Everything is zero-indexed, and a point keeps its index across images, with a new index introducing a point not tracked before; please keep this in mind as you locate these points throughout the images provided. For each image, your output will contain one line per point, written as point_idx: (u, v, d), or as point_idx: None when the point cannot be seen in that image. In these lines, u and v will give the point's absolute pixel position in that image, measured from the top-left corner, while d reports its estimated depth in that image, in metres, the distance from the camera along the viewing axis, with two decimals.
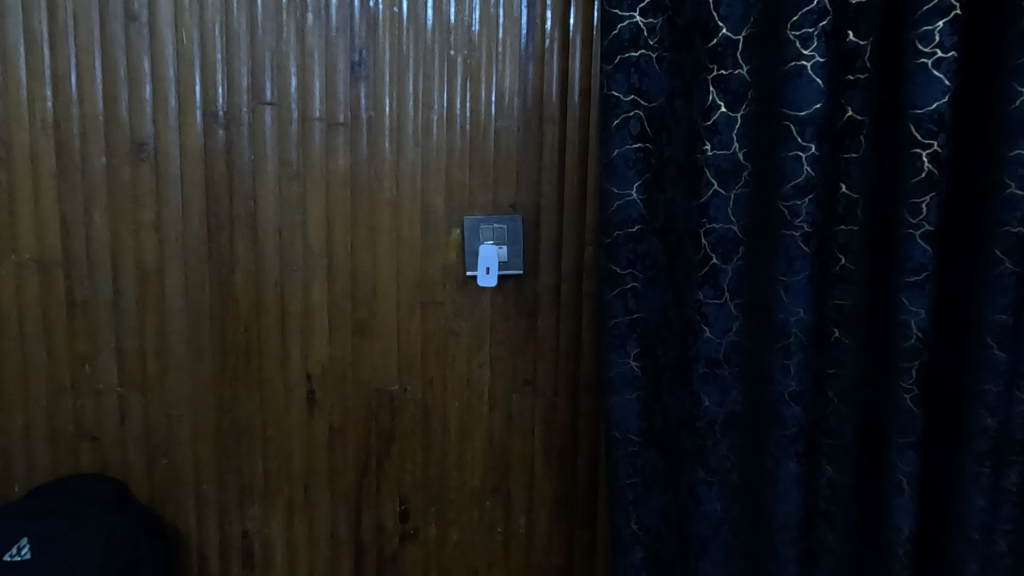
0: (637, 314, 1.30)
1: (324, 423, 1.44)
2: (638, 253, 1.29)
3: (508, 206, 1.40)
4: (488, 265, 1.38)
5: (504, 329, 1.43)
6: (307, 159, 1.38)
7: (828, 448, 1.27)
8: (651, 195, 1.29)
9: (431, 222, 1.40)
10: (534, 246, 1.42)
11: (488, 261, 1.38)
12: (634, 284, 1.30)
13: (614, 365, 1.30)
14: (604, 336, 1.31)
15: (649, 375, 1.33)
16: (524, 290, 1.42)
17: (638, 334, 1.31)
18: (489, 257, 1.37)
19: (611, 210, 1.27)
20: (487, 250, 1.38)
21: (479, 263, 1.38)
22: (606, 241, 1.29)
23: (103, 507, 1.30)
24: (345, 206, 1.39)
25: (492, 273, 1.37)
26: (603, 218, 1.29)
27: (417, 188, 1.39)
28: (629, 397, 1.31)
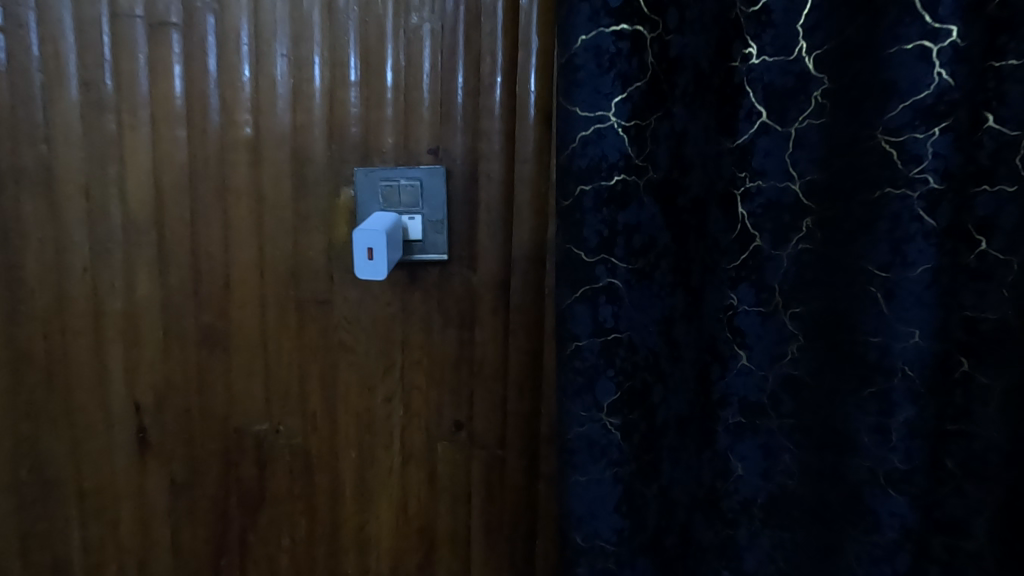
0: (619, 332, 0.68)
1: (162, 474, 0.98)
2: (622, 219, 0.67)
3: (426, 153, 0.89)
4: (370, 244, 0.76)
5: (421, 345, 0.93)
6: (124, 81, 0.91)
7: (948, 556, 0.71)
8: (649, 122, 0.67)
9: (309, 178, 0.91)
10: (468, 217, 0.90)
11: (370, 238, 0.76)
12: (612, 281, 0.68)
13: (573, 426, 0.70)
14: (558, 368, 0.71)
15: (636, 452, 0.71)
16: (454, 284, 0.91)
17: (619, 373, 0.69)
18: (368, 232, 0.76)
19: (570, 147, 0.67)
20: (370, 223, 0.79)
21: (354, 247, 0.76)
22: (564, 203, 0.68)
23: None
24: (181, 154, 0.92)
25: (377, 257, 0.76)
26: (561, 166, 0.68)
27: (288, 126, 0.90)
28: (608, 487, 0.71)
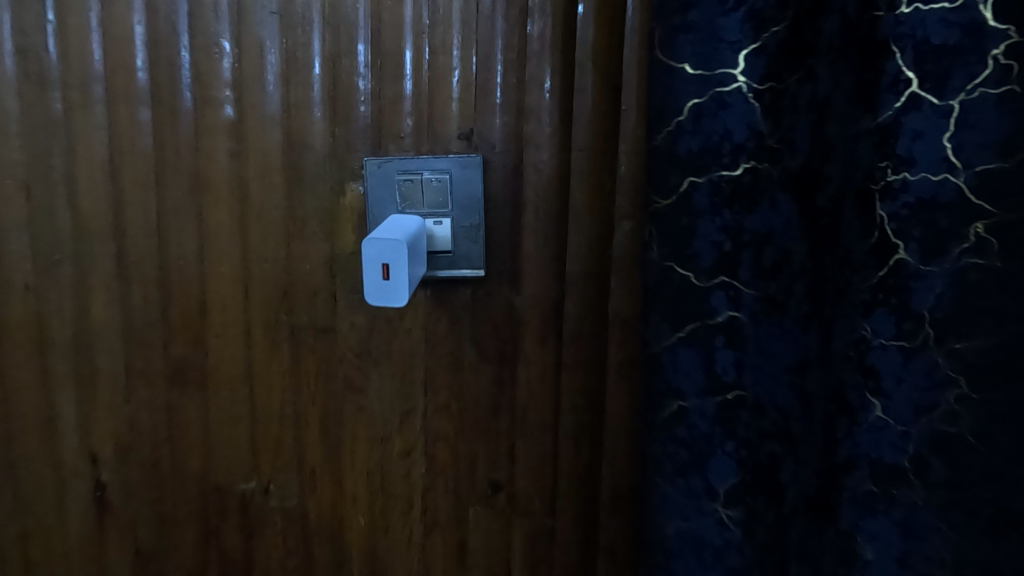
0: (743, 389, 0.48)
1: (126, 542, 0.79)
2: (749, 228, 0.47)
3: (455, 138, 0.69)
4: (387, 261, 0.56)
5: (448, 385, 0.73)
6: (72, 49, 0.71)
7: None
8: (788, 83, 0.46)
9: (305, 171, 0.71)
10: (509, 221, 0.70)
11: (386, 252, 0.56)
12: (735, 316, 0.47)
13: (671, 518, 0.50)
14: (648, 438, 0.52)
15: (761, 561, 0.49)
16: (491, 307, 0.71)
17: (741, 446, 0.48)
18: (385, 242, 0.56)
19: (671, 126, 0.47)
20: (387, 229, 0.58)
21: (364, 264, 0.56)
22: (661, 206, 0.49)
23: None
24: (145, 142, 0.72)
25: (396, 279, 0.56)
26: (657, 151, 0.49)
27: (279, 105, 0.70)
28: None
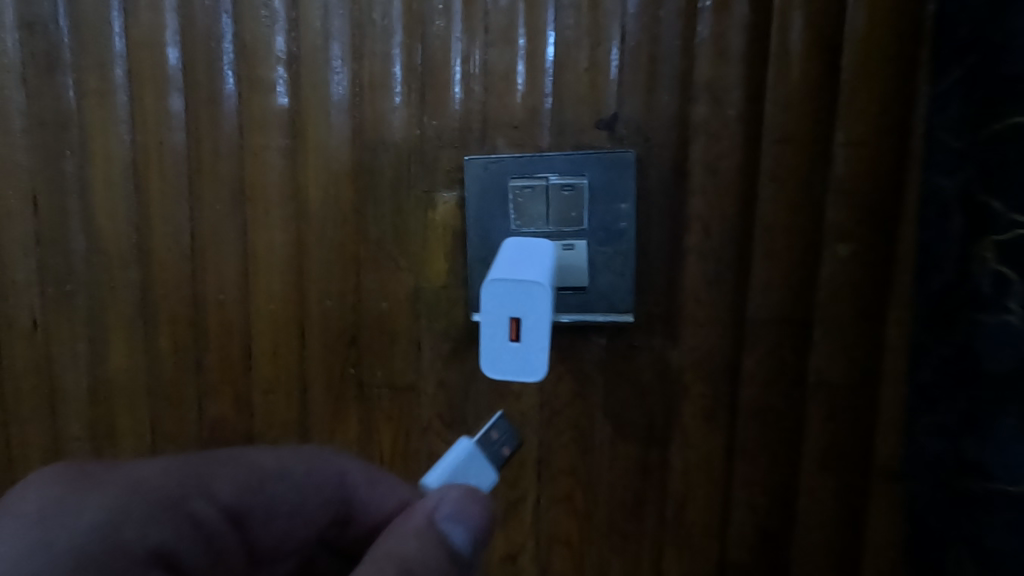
0: None
1: None
2: None
3: (589, 127, 0.49)
4: (517, 313, 0.36)
5: (569, 470, 0.53)
6: (85, 17, 0.55)
7: None
8: None
9: (382, 177, 0.52)
10: (665, 245, 0.49)
11: (518, 299, 0.36)
12: None
13: None
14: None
15: None
16: (635, 364, 0.51)
17: None
18: (516, 284, 0.36)
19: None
20: (512, 262, 0.39)
21: (483, 317, 0.36)
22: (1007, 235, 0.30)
23: (110, 485, 0.32)
24: (174, 138, 0.55)
25: (528, 341, 0.36)
26: (1020, 133, 0.29)
27: (347, 86, 0.52)
28: None
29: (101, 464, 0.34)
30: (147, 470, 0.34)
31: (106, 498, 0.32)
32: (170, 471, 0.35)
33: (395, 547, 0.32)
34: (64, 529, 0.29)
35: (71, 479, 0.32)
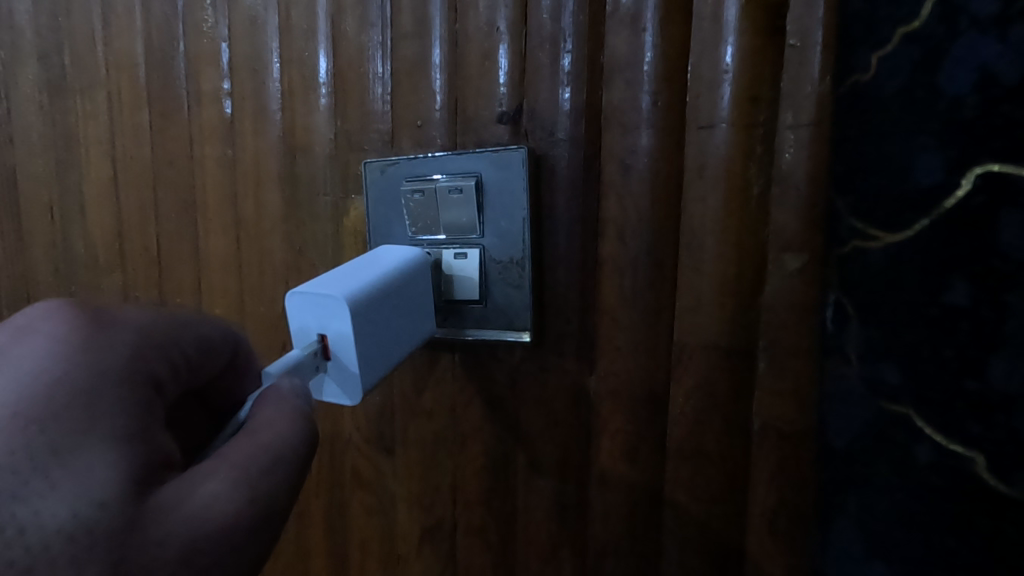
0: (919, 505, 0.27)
1: None
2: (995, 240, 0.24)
3: (496, 124, 0.44)
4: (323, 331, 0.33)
5: (483, 499, 0.48)
6: (80, 45, 0.61)
7: None
8: None
9: (303, 182, 0.51)
10: (574, 255, 0.42)
11: (319, 315, 0.33)
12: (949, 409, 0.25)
13: None
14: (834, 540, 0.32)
15: None
16: (548, 389, 0.45)
17: None
18: (315, 300, 0.33)
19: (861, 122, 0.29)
20: (345, 273, 0.36)
21: (292, 333, 0.34)
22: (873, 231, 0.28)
23: (114, 336, 0.22)
24: (142, 150, 0.59)
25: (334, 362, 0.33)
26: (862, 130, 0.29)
27: (274, 93, 0.52)
28: None
29: (97, 304, 0.23)
30: (130, 318, 0.23)
31: (122, 342, 0.22)
32: (150, 328, 0.24)
33: (291, 401, 0.26)
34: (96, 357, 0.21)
35: (83, 316, 0.22)
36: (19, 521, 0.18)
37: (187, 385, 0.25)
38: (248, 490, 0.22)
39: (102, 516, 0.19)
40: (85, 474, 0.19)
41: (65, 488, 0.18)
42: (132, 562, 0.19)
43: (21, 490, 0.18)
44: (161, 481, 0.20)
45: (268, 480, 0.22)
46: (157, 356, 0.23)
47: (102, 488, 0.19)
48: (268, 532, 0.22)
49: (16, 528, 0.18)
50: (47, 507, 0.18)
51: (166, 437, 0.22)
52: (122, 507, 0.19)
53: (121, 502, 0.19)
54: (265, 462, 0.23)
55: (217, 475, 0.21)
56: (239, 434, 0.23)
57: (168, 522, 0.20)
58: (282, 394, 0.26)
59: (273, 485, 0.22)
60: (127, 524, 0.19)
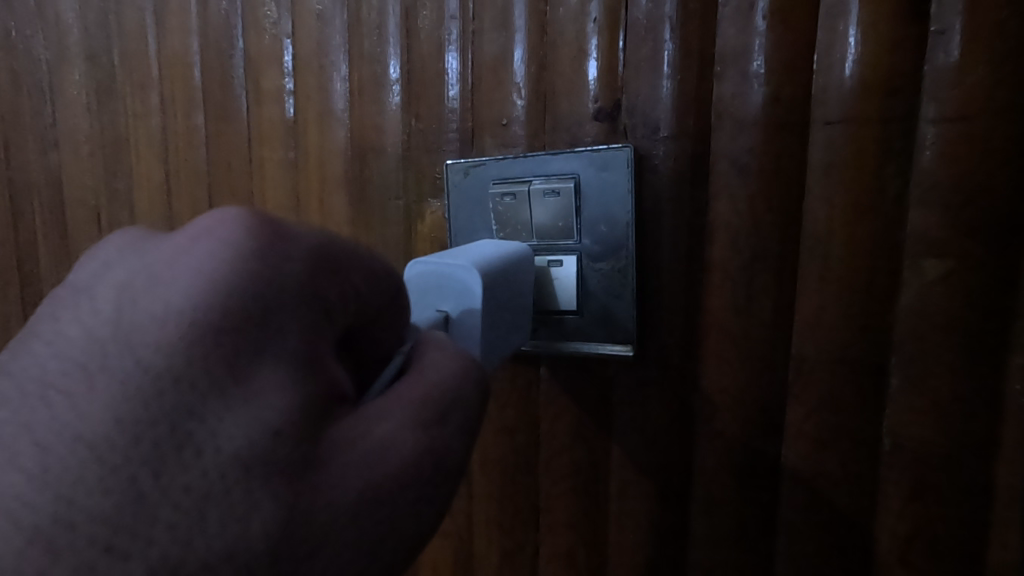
0: None
1: None
2: None
3: (590, 123, 0.41)
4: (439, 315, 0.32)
5: (571, 522, 0.45)
6: (130, 44, 0.58)
7: None
8: None
9: (373, 185, 0.49)
10: (678, 264, 0.40)
11: (447, 285, 0.32)
12: None
13: None
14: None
15: None
16: (647, 405, 0.42)
17: None
18: (443, 269, 0.32)
19: None
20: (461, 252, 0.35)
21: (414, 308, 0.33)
22: None
23: (287, 243, 0.19)
24: (196, 152, 0.57)
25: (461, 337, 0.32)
26: None
27: (340, 92, 0.49)
28: None
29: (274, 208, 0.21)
30: (301, 231, 0.20)
31: (296, 249, 0.19)
32: (322, 241, 0.20)
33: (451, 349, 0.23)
34: (270, 264, 0.19)
35: (258, 219, 0.20)
36: (197, 441, 0.17)
37: (354, 321, 0.21)
38: (422, 435, 0.20)
39: (276, 445, 0.17)
40: (261, 403, 0.18)
41: (241, 412, 0.17)
42: (308, 500, 0.18)
43: (199, 409, 0.17)
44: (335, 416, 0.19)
45: (441, 425, 0.20)
46: (327, 276, 0.20)
47: (277, 415, 0.18)
48: (444, 486, 0.20)
49: (195, 449, 0.17)
50: (223, 430, 0.17)
51: (336, 368, 0.20)
52: (292, 441, 0.18)
53: (297, 431, 0.18)
54: (435, 407, 0.20)
55: (389, 414, 0.20)
56: (409, 372, 0.21)
57: (348, 456, 0.19)
58: (440, 340, 0.24)
59: (446, 431, 0.20)
60: (302, 459, 0.18)
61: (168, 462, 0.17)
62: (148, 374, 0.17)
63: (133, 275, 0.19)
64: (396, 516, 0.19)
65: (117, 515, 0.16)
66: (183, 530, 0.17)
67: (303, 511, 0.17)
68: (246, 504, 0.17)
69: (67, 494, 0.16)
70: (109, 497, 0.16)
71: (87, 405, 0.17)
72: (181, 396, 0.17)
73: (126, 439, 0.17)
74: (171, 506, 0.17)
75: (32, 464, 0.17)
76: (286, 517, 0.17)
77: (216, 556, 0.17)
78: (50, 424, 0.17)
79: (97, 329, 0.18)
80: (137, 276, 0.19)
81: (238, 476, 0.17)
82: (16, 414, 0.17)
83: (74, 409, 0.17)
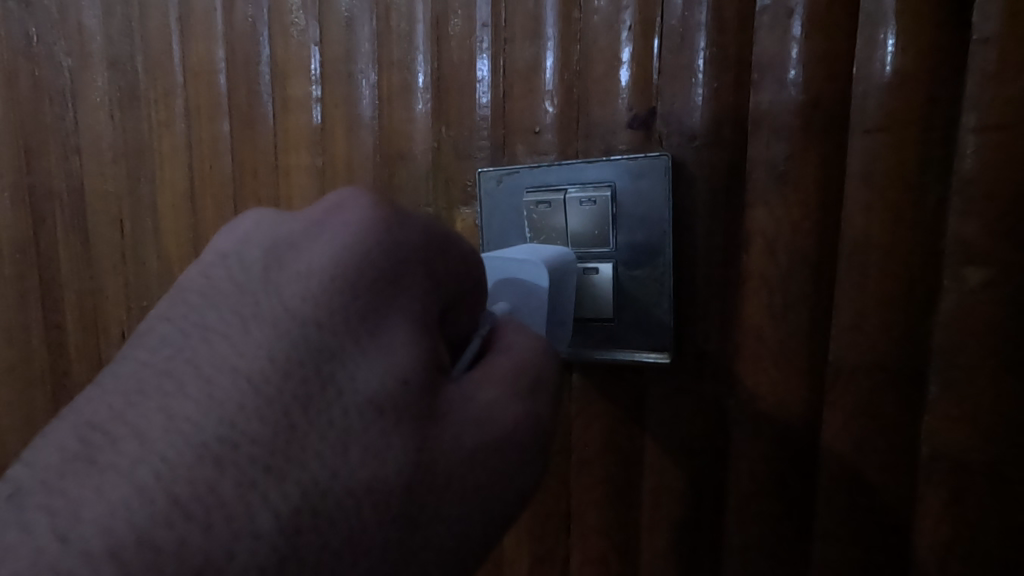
0: None
1: None
2: None
3: (624, 130, 0.42)
4: (493, 288, 0.33)
5: (603, 529, 0.46)
6: (154, 51, 0.59)
7: None
8: None
9: (404, 192, 0.49)
10: (713, 272, 0.40)
11: (513, 274, 0.33)
12: None
13: None
14: None
15: None
16: (678, 408, 0.42)
17: None
18: (503, 262, 0.33)
19: None
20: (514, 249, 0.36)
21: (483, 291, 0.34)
22: None
23: (406, 221, 0.23)
24: (220, 159, 0.57)
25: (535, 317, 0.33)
26: None
27: (368, 99, 0.49)
28: None
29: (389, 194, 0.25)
30: (416, 215, 0.24)
31: (414, 225, 0.24)
32: (432, 222, 0.24)
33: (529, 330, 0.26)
34: (393, 235, 0.23)
35: (381, 200, 0.24)
36: (339, 383, 0.21)
37: (457, 297, 0.25)
38: (523, 400, 0.23)
39: (404, 394, 0.21)
40: (391, 355, 0.21)
41: (375, 362, 0.21)
42: (433, 442, 0.21)
43: (339, 353, 0.21)
44: (446, 376, 0.23)
45: (538, 392, 0.24)
46: (440, 250, 0.24)
47: (404, 368, 0.21)
48: (543, 449, 0.23)
49: (338, 390, 0.21)
50: (360, 375, 0.21)
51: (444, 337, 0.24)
52: (416, 392, 0.21)
53: (422, 386, 0.22)
54: (529, 380, 0.24)
55: (490, 380, 0.23)
56: (501, 347, 0.25)
57: (463, 410, 0.22)
58: (521, 325, 0.26)
59: (541, 399, 0.24)
60: (424, 410, 0.21)
61: (314, 399, 0.20)
62: (298, 320, 0.21)
63: (274, 243, 0.23)
64: (508, 470, 0.22)
65: (275, 439, 0.19)
66: (330, 461, 0.20)
67: (430, 451, 0.21)
68: (382, 442, 0.20)
69: (228, 420, 0.19)
70: (269, 421, 0.20)
71: (245, 345, 0.21)
72: (325, 341, 0.21)
73: (280, 374, 0.20)
74: (319, 436, 0.20)
75: (199, 393, 0.20)
76: (417, 457, 0.21)
77: (358, 483, 0.20)
78: (210, 359, 0.21)
79: (248, 284, 0.22)
80: (276, 242, 0.23)
81: (372, 417, 0.21)
82: (183, 351, 0.21)
83: (233, 347, 0.21)
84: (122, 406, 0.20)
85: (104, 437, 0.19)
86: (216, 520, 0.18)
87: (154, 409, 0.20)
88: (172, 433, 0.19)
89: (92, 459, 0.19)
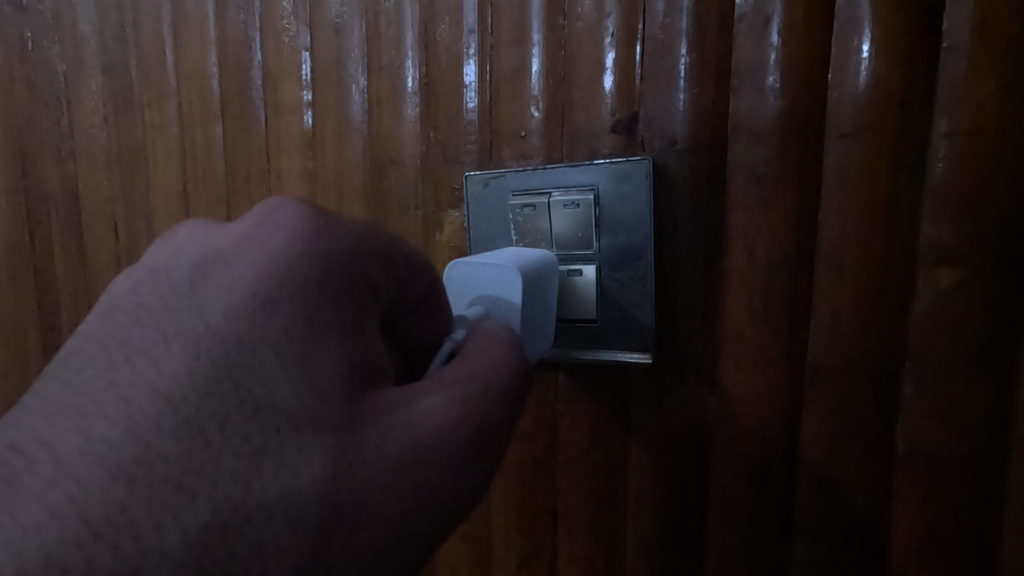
0: None
1: None
2: None
3: (607, 134, 0.42)
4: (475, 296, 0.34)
5: (588, 527, 0.47)
6: (147, 56, 0.59)
7: None
8: None
9: (393, 195, 0.50)
10: (694, 274, 0.41)
11: (494, 279, 0.34)
12: None
13: None
14: None
15: None
16: (661, 407, 0.43)
17: None
18: (483, 268, 0.34)
19: None
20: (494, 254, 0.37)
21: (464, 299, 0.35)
22: None
23: (336, 232, 0.24)
24: (213, 163, 0.57)
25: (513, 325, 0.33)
26: None
27: (357, 103, 0.50)
28: None
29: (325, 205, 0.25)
30: (349, 225, 0.24)
31: (343, 236, 0.24)
32: (366, 233, 0.25)
33: (496, 332, 0.27)
34: (323, 246, 0.23)
35: (313, 211, 0.24)
36: (258, 399, 0.21)
37: (395, 305, 0.26)
38: (461, 409, 0.23)
39: (322, 408, 0.21)
40: (313, 367, 0.22)
41: (293, 374, 0.21)
42: (351, 456, 0.21)
43: (258, 368, 0.21)
44: (373, 388, 0.23)
45: (485, 398, 0.24)
46: (376, 259, 0.25)
47: (326, 381, 0.22)
48: (491, 453, 0.24)
49: (255, 404, 0.21)
50: (279, 390, 0.21)
51: (377, 347, 0.24)
52: (338, 403, 0.22)
53: (343, 397, 0.22)
54: (474, 389, 0.24)
55: (422, 390, 0.23)
56: (460, 359, 0.25)
57: (383, 423, 0.22)
58: (492, 331, 0.28)
59: (488, 407, 0.24)
60: (348, 419, 0.22)
61: (232, 414, 0.21)
62: (219, 337, 0.21)
63: (203, 256, 0.23)
64: (439, 478, 0.22)
65: (187, 459, 0.20)
66: (243, 476, 0.20)
67: (347, 466, 0.21)
68: (297, 455, 0.21)
69: (144, 440, 0.20)
70: (184, 440, 0.20)
71: (166, 364, 0.21)
72: (244, 358, 0.21)
73: (199, 392, 0.20)
74: (233, 453, 0.20)
75: (116, 414, 0.20)
76: (331, 470, 0.21)
77: (271, 496, 0.20)
78: (131, 379, 0.21)
79: (172, 300, 0.22)
80: (206, 257, 0.23)
81: (290, 430, 0.21)
82: (104, 372, 0.21)
83: (154, 366, 0.21)
84: (43, 426, 0.20)
85: (52, 445, 0.20)
86: (131, 536, 0.18)
87: (71, 430, 0.20)
88: (89, 454, 0.19)
89: (9, 481, 0.19)
